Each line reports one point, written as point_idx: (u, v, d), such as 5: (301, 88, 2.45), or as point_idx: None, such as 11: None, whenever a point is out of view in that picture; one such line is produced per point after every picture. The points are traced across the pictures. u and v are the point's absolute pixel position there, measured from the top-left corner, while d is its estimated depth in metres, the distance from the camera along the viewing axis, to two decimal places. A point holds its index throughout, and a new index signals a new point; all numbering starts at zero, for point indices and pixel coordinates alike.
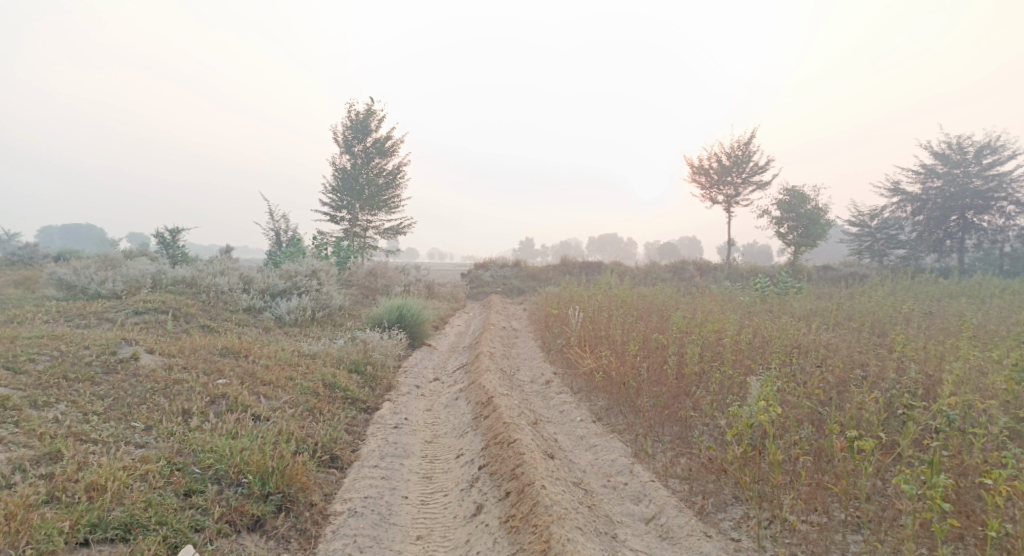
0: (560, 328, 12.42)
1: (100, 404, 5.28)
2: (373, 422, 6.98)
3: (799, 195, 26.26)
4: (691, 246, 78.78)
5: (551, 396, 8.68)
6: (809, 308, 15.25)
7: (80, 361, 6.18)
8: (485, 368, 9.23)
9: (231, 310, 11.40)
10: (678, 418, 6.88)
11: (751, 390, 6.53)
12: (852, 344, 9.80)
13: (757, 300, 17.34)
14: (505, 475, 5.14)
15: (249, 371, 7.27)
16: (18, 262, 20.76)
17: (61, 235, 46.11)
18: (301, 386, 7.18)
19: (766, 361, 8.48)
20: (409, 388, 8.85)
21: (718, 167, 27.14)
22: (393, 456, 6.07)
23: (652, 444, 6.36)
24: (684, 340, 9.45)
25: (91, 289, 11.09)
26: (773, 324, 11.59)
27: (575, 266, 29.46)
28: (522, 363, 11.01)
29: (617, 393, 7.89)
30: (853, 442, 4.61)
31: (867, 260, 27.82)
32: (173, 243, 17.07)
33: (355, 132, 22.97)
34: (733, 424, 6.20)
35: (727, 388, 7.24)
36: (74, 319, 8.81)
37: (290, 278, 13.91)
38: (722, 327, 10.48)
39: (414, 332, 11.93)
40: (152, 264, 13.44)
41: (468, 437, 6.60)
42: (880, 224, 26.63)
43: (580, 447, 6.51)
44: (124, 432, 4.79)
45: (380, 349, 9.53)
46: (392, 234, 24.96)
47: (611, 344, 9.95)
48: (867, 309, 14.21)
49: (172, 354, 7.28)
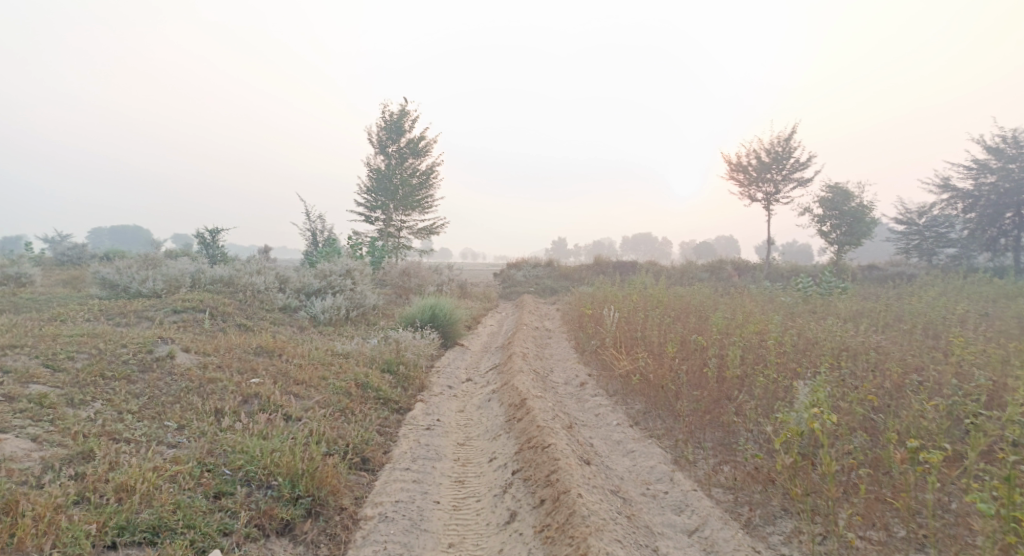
0: (595, 329, 12.16)
1: (135, 403, 5.29)
2: (405, 424, 6.87)
3: (843, 192, 25.34)
4: (729, 245, 77.23)
5: (586, 398, 8.45)
6: (855, 309, 14.65)
7: (117, 360, 6.24)
8: (518, 369, 9.06)
9: (266, 309, 11.50)
10: (720, 423, 6.59)
11: (799, 395, 6.20)
12: (904, 347, 9.30)
13: (799, 300, 16.77)
14: (539, 482, 4.95)
15: (282, 370, 7.25)
16: (68, 262, 21.54)
17: (109, 236, 47.82)
18: (333, 386, 7.13)
19: (813, 364, 8.09)
20: (441, 388, 8.74)
21: (757, 164, 26.41)
22: (425, 459, 5.94)
23: (693, 450, 6.09)
24: (724, 342, 9.12)
25: (132, 288, 11.32)
26: (817, 326, 11.11)
27: (609, 266, 29.06)
28: (556, 365, 10.81)
29: (655, 396, 7.61)
30: (915, 453, 4.27)
31: (915, 259, 26.70)
32: (212, 243, 17.40)
33: (389, 133, 23.09)
34: (780, 431, 5.87)
35: (772, 393, 6.91)
36: (115, 317, 8.99)
37: (325, 277, 13.99)
38: (764, 328, 10.08)
39: (447, 332, 11.85)
40: (191, 264, 13.68)
41: (501, 440, 6.43)
42: (929, 221, 25.54)
43: (618, 452, 6.26)
44: (157, 431, 4.78)
45: (412, 349, 9.45)
46: (426, 233, 25.01)
47: (648, 345, 9.66)
48: (918, 310, 13.55)
49: (207, 352, 7.32)
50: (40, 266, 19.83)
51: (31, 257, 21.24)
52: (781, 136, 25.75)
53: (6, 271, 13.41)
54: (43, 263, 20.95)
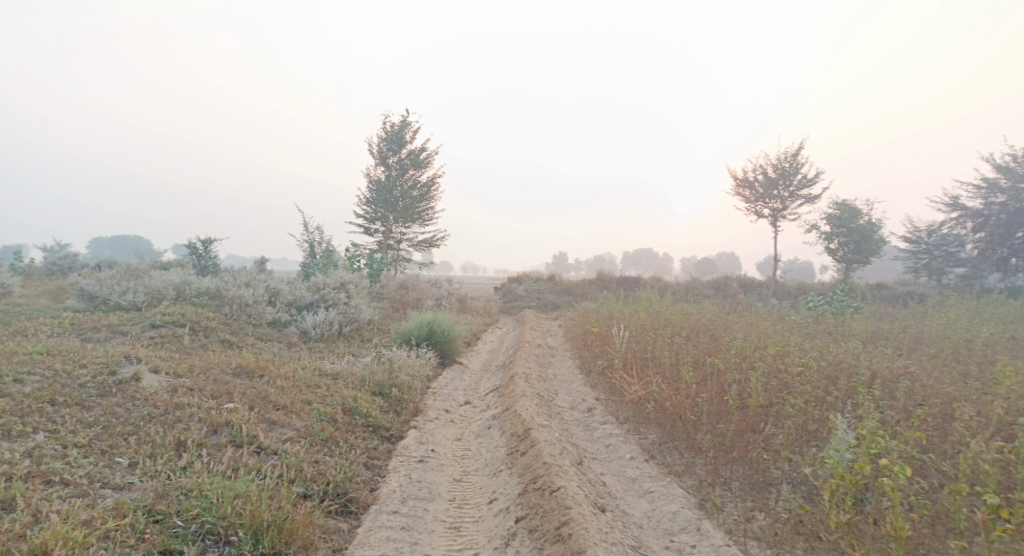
0: (602, 348, 11.48)
1: (85, 434, 4.62)
2: (396, 455, 6.19)
3: (851, 209, 24.77)
4: (730, 262, 76.79)
5: (594, 426, 7.76)
6: (871, 330, 14.01)
7: (73, 383, 5.55)
8: (521, 392, 8.36)
9: (254, 324, 10.83)
10: (749, 459, 5.91)
11: (837, 432, 5.53)
12: (934, 374, 8.63)
13: (810, 320, 16.13)
14: (548, 537, 4.28)
15: (261, 394, 6.56)
16: (56, 271, 20.82)
17: (108, 245, 47.31)
18: (317, 412, 6.44)
19: (842, 394, 7.42)
20: (437, 413, 8.05)
21: (764, 179, 25.87)
22: (416, 500, 5.23)
23: (721, 495, 5.40)
24: (744, 365, 8.45)
25: (111, 300, 10.66)
26: (837, 348, 10.43)
27: (613, 281, 28.41)
28: (560, 387, 10.09)
29: (671, 427, 6.92)
30: (994, 512, 3.61)
31: (924, 278, 26.09)
32: (204, 253, 16.75)
33: (390, 144, 22.60)
34: (819, 475, 5.17)
35: (804, 427, 6.23)
36: (86, 333, 8.32)
37: (318, 291, 13.32)
38: (783, 352, 9.41)
39: (445, 350, 11.16)
40: (178, 275, 12.99)
41: (502, 477, 5.73)
42: (938, 240, 24.98)
43: (633, 493, 5.56)
44: (102, 470, 4.11)
45: (407, 369, 8.76)
46: (425, 246, 24.39)
47: (660, 367, 9.00)
48: (938, 332, 12.85)
49: (179, 374, 6.62)
50: (25, 276, 19.09)
51: (19, 267, 20.49)
52: (789, 152, 25.24)
53: None
54: (30, 272, 20.22)
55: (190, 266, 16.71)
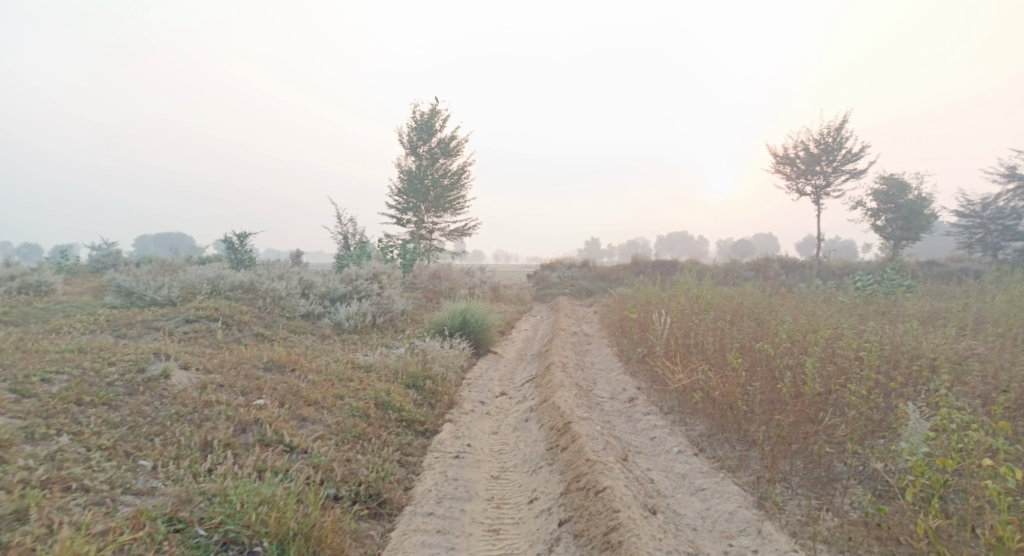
0: (641, 335, 11.04)
1: (110, 435, 4.47)
2: (431, 451, 5.94)
3: (899, 183, 23.54)
4: (769, 243, 74.95)
5: (637, 418, 7.37)
6: (928, 310, 13.19)
7: (101, 382, 5.43)
8: (559, 383, 8.00)
9: (287, 317, 10.73)
10: (811, 453, 5.46)
11: (910, 423, 5.03)
12: (1006, 355, 7.96)
13: (860, 300, 15.32)
14: (596, 544, 3.96)
15: (292, 389, 6.38)
16: (100, 269, 21.26)
17: (154, 244, 48.66)
18: (349, 407, 6.22)
19: (907, 381, 6.86)
20: (472, 405, 7.78)
21: (805, 155, 24.76)
22: (452, 500, 4.96)
23: (780, 492, 4.97)
24: (796, 350, 7.91)
25: (146, 296, 10.69)
26: (894, 330, 9.78)
27: (648, 265, 27.73)
28: (599, 376, 9.69)
29: (721, 418, 6.48)
30: None
31: (979, 254, 24.70)
32: (239, 246, 16.82)
33: (420, 133, 22.34)
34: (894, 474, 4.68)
35: (870, 417, 5.73)
36: (121, 329, 8.30)
37: (351, 282, 13.18)
38: (837, 336, 8.83)
39: (479, 340, 10.87)
40: (213, 269, 13.02)
41: (542, 474, 5.41)
42: (994, 213, 23.59)
43: (684, 491, 5.17)
44: (124, 474, 3.97)
45: (441, 360, 8.49)
46: (458, 235, 24.14)
47: (705, 354, 8.53)
48: (1001, 310, 11.99)
49: (210, 370, 6.48)
50: (71, 274, 19.50)
51: (65, 266, 21.00)
52: (831, 126, 24.08)
53: (26, 280, 12.89)
54: (75, 271, 20.67)
55: (226, 260, 16.81)
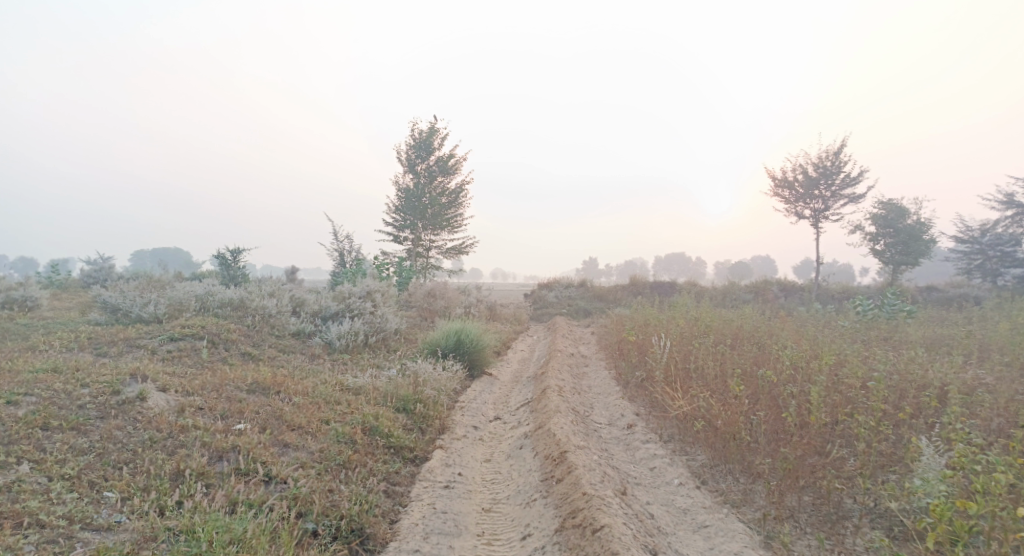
0: (640, 359, 10.78)
1: (74, 463, 4.21)
2: (420, 480, 5.64)
3: (898, 208, 23.48)
4: (766, 265, 74.94)
5: (636, 446, 7.08)
6: (930, 336, 12.98)
7: (72, 404, 5.16)
8: (555, 408, 7.71)
9: (277, 335, 10.46)
10: (820, 488, 5.18)
11: (923, 460, 4.77)
12: (1015, 385, 7.72)
13: (860, 325, 15.10)
14: None
15: (276, 413, 6.09)
16: (92, 283, 20.96)
17: (150, 258, 48.38)
18: (335, 432, 5.93)
19: (916, 413, 6.61)
20: (465, 430, 7.49)
21: (804, 179, 24.73)
22: (441, 535, 4.67)
23: (788, 531, 4.69)
24: (800, 377, 7.65)
25: (132, 313, 10.41)
26: (898, 357, 9.54)
27: (646, 286, 27.52)
28: (596, 401, 9.39)
29: (724, 449, 6.21)
30: None
31: (978, 280, 24.59)
32: (233, 262, 16.57)
33: (418, 151, 22.25)
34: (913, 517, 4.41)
35: (880, 451, 5.46)
36: (102, 347, 8.03)
37: (344, 300, 12.92)
38: (840, 363, 8.60)
39: (474, 362, 10.59)
40: (203, 285, 12.75)
41: (536, 508, 5.12)
42: (992, 239, 23.52)
43: (685, 528, 4.88)
44: (85, 508, 3.72)
45: (433, 383, 8.21)
46: (454, 253, 23.93)
47: (706, 379, 8.28)
48: (1005, 338, 11.78)
49: (190, 392, 6.20)
50: (60, 289, 19.18)
51: (56, 280, 20.68)
52: (830, 150, 24.10)
53: (10, 294, 12.59)
54: (66, 285, 20.35)
55: (218, 276, 16.55)
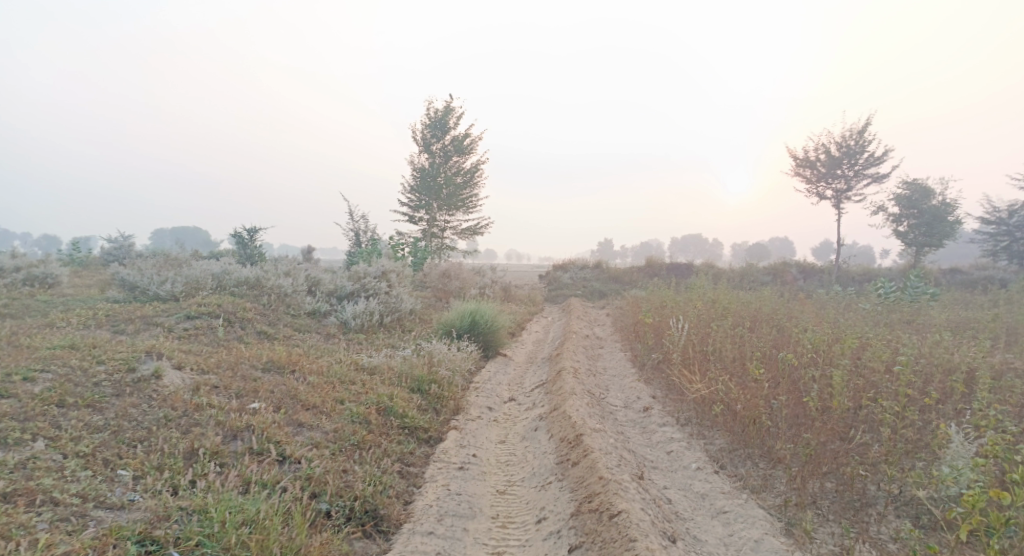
0: (656, 341, 10.64)
1: (89, 441, 4.22)
2: (434, 461, 5.60)
3: (922, 189, 22.87)
4: (784, 246, 73.89)
5: (652, 429, 6.98)
6: (955, 320, 12.67)
7: (87, 382, 5.17)
8: (570, 390, 7.61)
9: (292, 314, 10.47)
10: (843, 475, 5.05)
11: (953, 447, 4.60)
12: None
13: (882, 309, 14.78)
14: None
15: (291, 392, 6.07)
16: (112, 260, 21.20)
17: (170, 236, 48.94)
18: (349, 412, 5.89)
19: (942, 399, 6.42)
20: (479, 411, 7.43)
21: (826, 158, 24.16)
22: (455, 517, 4.62)
23: (811, 518, 4.58)
24: (822, 361, 7.47)
25: (150, 291, 10.47)
26: (923, 340, 9.30)
27: (663, 268, 27.24)
28: (611, 383, 9.29)
29: (743, 433, 6.08)
30: None
31: (1004, 263, 23.97)
32: (249, 241, 16.61)
33: (434, 130, 22.04)
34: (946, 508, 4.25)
35: (906, 437, 5.30)
36: (119, 325, 8.07)
37: (359, 280, 12.89)
38: (863, 347, 8.39)
39: (488, 342, 10.53)
40: (220, 264, 12.78)
41: (551, 491, 5.05)
42: (1020, 221, 22.87)
43: (704, 513, 4.79)
44: (99, 486, 3.73)
45: (447, 363, 8.16)
46: (470, 233, 23.82)
47: (724, 362, 8.13)
48: None
49: (205, 370, 6.19)
50: (81, 266, 19.40)
51: (77, 257, 20.93)
52: (854, 128, 23.47)
53: (31, 271, 12.73)
54: (87, 263, 20.58)
55: (235, 255, 16.61)
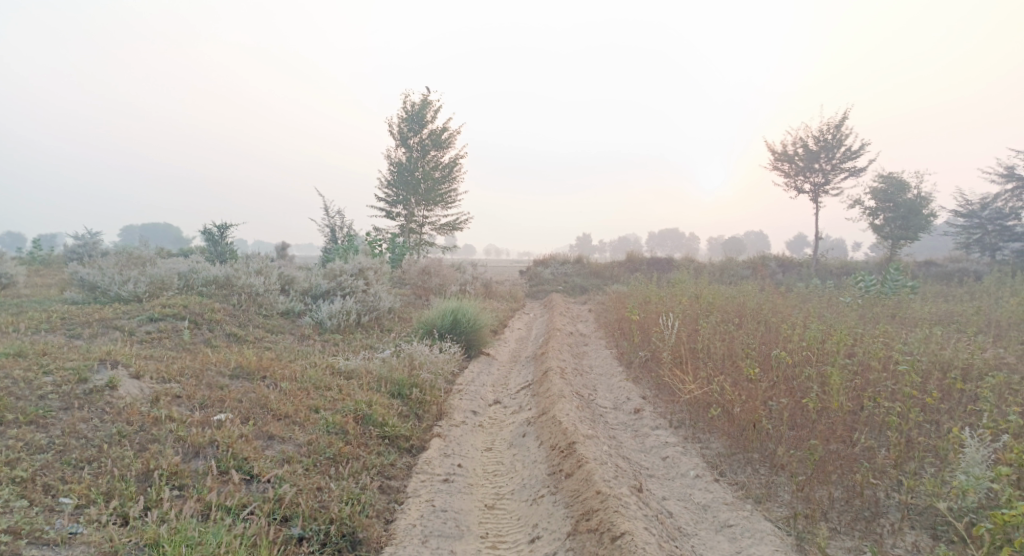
0: (643, 338, 10.37)
1: (29, 464, 3.75)
2: (417, 473, 5.20)
3: (898, 182, 23.03)
4: (759, 240, 74.65)
5: (645, 433, 6.66)
6: (937, 313, 12.65)
7: (31, 395, 4.66)
8: (559, 392, 7.26)
9: (264, 315, 9.96)
10: (851, 483, 4.78)
11: (968, 451, 4.38)
12: None
13: (864, 302, 14.73)
14: None
15: (261, 400, 5.61)
16: (76, 259, 20.25)
17: (140, 232, 47.38)
18: (324, 421, 5.46)
19: (942, 396, 6.23)
20: (463, 415, 7.04)
21: (804, 152, 24.18)
22: (441, 538, 4.25)
23: (822, 532, 4.31)
24: (816, 359, 7.24)
25: (111, 292, 9.85)
26: (911, 334, 9.16)
27: (643, 263, 27.07)
28: (599, 383, 8.98)
29: (742, 437, 5.79)
30: None
31: (976, 255, 24.30)
32: (220, 238, 15.93)
33: (411, 124, 21.50)
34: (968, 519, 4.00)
35: (912, 440, 5.07)
36: (76, 329, 7.50)
37: (335, 278, 12.40)
38: (855, 342, 8.20)
39: (470, 342, 10.14)
40: (187, 262, 12.14)
41: (544, 506, 4.71)
42: (992, 213, 23.21)
43: (708, 528, 4.50)
44: (36, 520, 3.28)
45: (429, 366, 7.74)
46: (449, 229, 23.36)
47: (716, 360, 7.87)
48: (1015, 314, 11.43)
49: (166, 379, 5.70)
50: (41, 265, 18.45)
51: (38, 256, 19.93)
52: (832, 123, 23.52)
53: None
54: (48, 262, 19.62)
55: (205, 253, 15.94)
